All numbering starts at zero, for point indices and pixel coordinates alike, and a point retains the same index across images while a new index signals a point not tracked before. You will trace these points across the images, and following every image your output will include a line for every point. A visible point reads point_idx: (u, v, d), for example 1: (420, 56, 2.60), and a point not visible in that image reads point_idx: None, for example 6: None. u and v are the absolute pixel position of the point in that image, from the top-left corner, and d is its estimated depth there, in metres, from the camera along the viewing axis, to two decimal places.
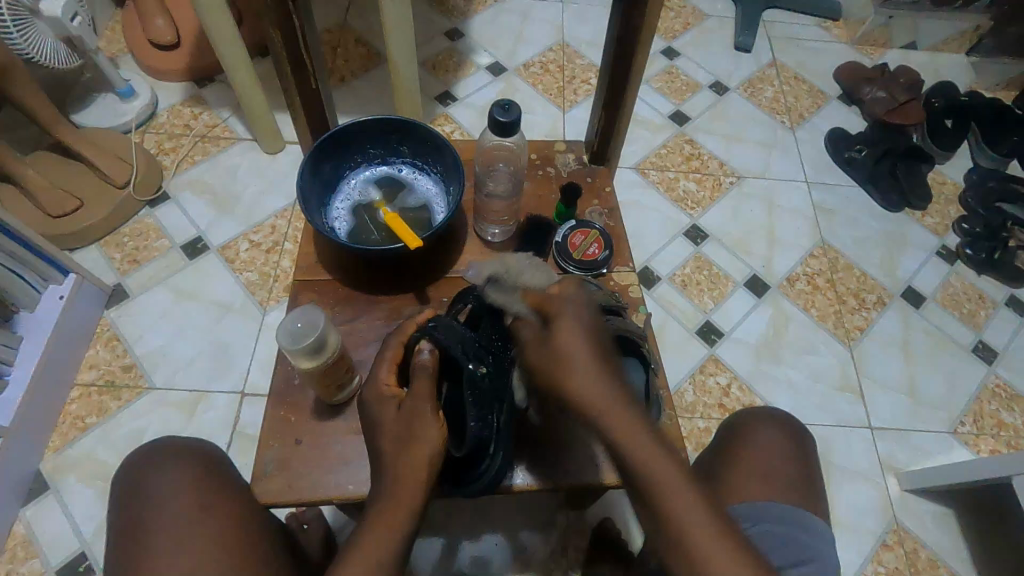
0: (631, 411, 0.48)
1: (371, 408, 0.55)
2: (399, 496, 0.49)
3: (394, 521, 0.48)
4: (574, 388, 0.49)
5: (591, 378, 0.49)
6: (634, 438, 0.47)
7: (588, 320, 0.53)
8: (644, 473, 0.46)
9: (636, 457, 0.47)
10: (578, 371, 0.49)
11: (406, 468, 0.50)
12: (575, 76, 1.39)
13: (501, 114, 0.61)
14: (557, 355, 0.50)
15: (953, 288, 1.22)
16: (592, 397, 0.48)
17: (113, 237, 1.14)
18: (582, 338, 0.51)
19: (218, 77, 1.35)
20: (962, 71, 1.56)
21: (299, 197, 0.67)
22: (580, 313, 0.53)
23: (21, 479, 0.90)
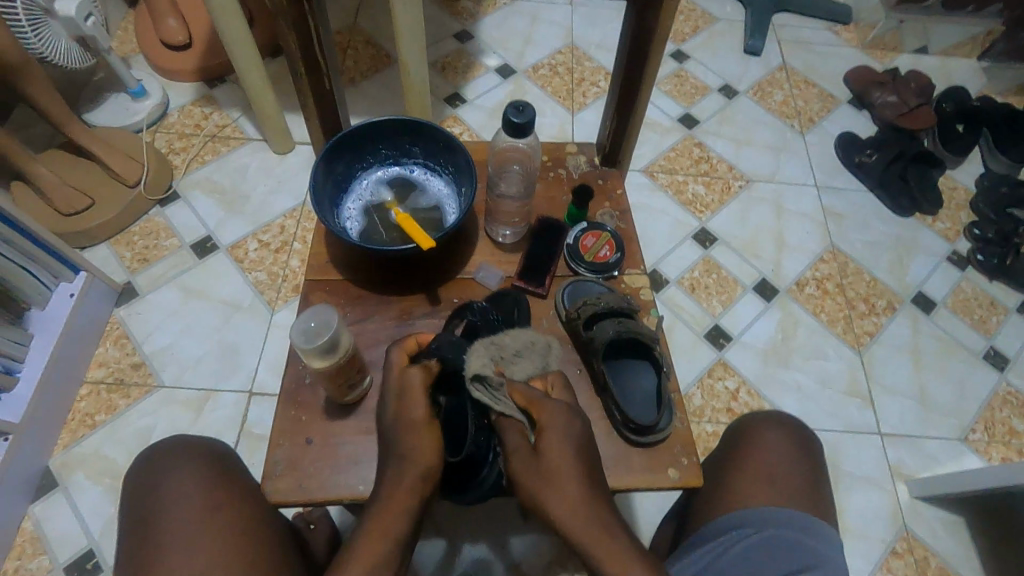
0: (620, 541, 0.48)
1: (380, 406, 0.57)
2: (394, 495, 0.49)
3: (389, 521, 0.48)
4: (557, 513, 0.49)
5: (571, 501, 0.49)
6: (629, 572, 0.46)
7: (578, 434, 0.54)
8: None
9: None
10: (557, 500, 0.49)
11: (402, 475, 0.50)
12: (584, 78, 1.39)
13: (515, 115, 0.61)
14: (544, 476, 0.51)
15: (964, 294, 1.21)
16: (576, 528, 0.48)
17: (124, 235, 1.15)
18: (571, 459, 0.51)
19: (228, 77, 1.35)
20: (974, 76, 1.55)
21: (312, 197, 0.67)
22: (567, 428, 0.53)
23: (30, 476, 0.90)
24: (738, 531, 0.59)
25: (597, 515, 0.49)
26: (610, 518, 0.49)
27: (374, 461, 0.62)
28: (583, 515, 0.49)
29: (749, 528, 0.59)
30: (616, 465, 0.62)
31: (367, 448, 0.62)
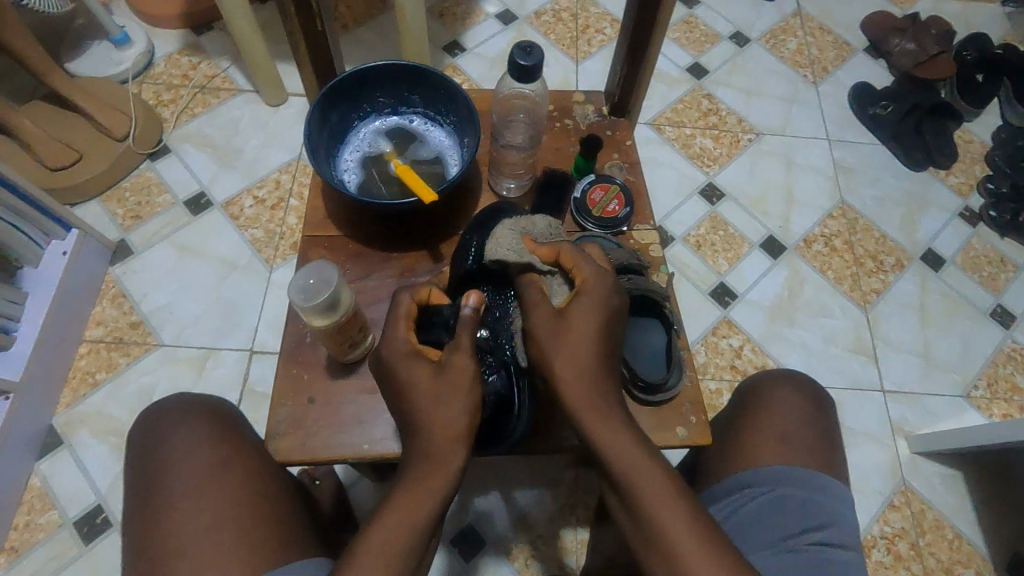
0: (618, 418, 0.48)
1: (398, 365, 0.51)
2: (442, 453, 0.48)
3: (436, 479, 0.47)
4: (564, 357, 0.49)
5: (579, 356, 0.49)
6: (617, 440, 0.47)
7: (613, 309, 0.51)
8: (624, 474, 0.46)
9: (615, 453, 0.47)
10: (563, 351, 0.49)
11: (441, 430, 0.48)
12: (589, 25, 1.33)
13: (522, 57, 0.57)
14: (559, 329, 0.50)
15: (974, 251, 1.19)
16: (575, 389, 0.49)
17: (114, 191, 1.11)
18: (594, 317, 0.50)
19: (216, 24, 1.29)
20: (996, 22, 1.48)
21: (307, 147, 0.64)
22: (605, 287, 0.52)
23: (34, 433, 0.91)
24: (748, 491, 0.60)
25: (602, 385, 0.49)
26: (614, 401, 0.49)
27: (379, 419, 0.61)
28: (590, 376, 0.49)
29: (758, 489, 0.60)
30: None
31: (372, 407, 0.61)
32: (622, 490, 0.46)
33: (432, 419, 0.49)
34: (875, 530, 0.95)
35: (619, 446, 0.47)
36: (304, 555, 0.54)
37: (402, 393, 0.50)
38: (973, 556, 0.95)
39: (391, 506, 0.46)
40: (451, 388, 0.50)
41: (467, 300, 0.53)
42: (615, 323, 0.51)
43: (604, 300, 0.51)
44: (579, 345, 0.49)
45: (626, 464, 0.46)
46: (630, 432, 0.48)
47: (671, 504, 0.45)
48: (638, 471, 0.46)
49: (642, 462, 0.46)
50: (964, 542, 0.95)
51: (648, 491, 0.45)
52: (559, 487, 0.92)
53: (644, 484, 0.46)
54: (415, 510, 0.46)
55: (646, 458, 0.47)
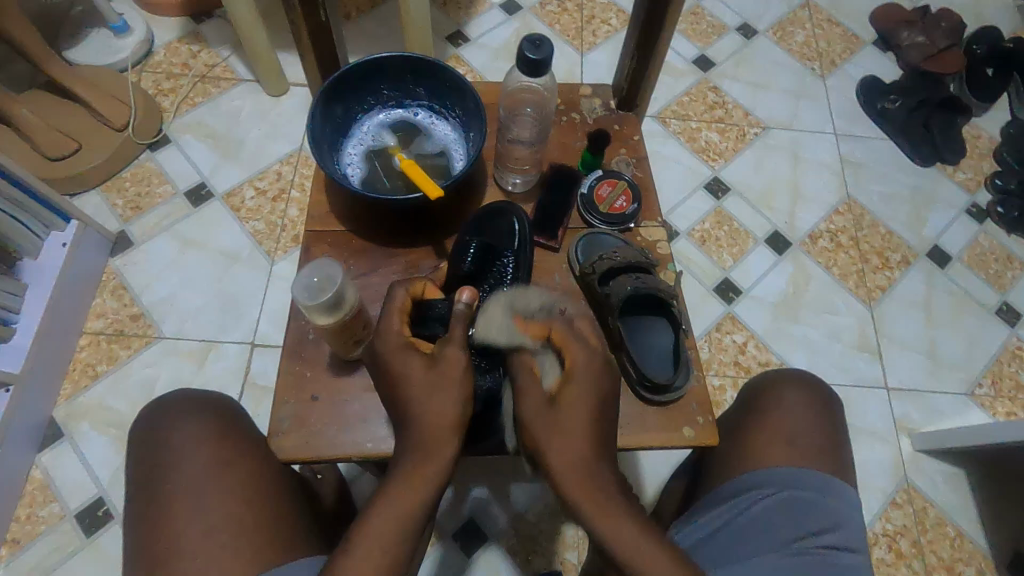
0: (618, 502, 0.46)
1: (392, 356, 0.51)
2: (435, 443, 0.47)
3: (427, 470, 0.46)
4: (561, 448, 0.47)
5: (576, 451, 0.47)
6: (616, 522, 0.45)
7: (602, 392, 0.50)
8: (627, 563, 0.44)
9: (619, 544, 0.45)
10: (559, 442, 0.47)
11: (434, 421, 0.48)
12: (594, 15, 1.31)
13: (531, 51, 0.56)
14: (555, 424, 0.48)
15: (980, 248, 1.18)
16: (571, 479, 0.46)
17: (114, 182, 1.10)
18: (586, 405, 0.49)
19: (216, 12, 1.27)
20: (1008, 15, 1.45)
21: (310, 141, 0.63)
22: (594, 363, 0.51)
23: (35, 425, 0.90)
24: (757, 492, 0.59)
25: (600, 466, 0.47)
26: (608, 477, 0.47)
27: (383, 418, 0.60)
28: (588, 470, 0.46)
29: (764, 490, 0.59)
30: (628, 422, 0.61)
31: (376, 405, 0.61)
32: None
33: (426, 410, 0.48)
34: (877, 527, 0.95)
35: (620, 536, 0.45)
36: (305, 554, 0.54)
37: (396, 384, 0.50)
38: (974, 554, 0.95)
39: (385, 497, 0.46)
40: (445, 379, 0.49)
41: (460, 295, 0.53)
42: (607, 405, 0.50)
43: (594, 382, 0.50)
44: (572, 431, 0.47)
45: (627, 551, 0.44)
46: (629, 512, 0.46)
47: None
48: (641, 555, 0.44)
49: (646, 549, 0.45)
50: (965, 540, 0.95)
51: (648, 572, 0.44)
52: None
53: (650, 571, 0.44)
54: (409, 502, 0.45)
55: (649, 541, 0.45)
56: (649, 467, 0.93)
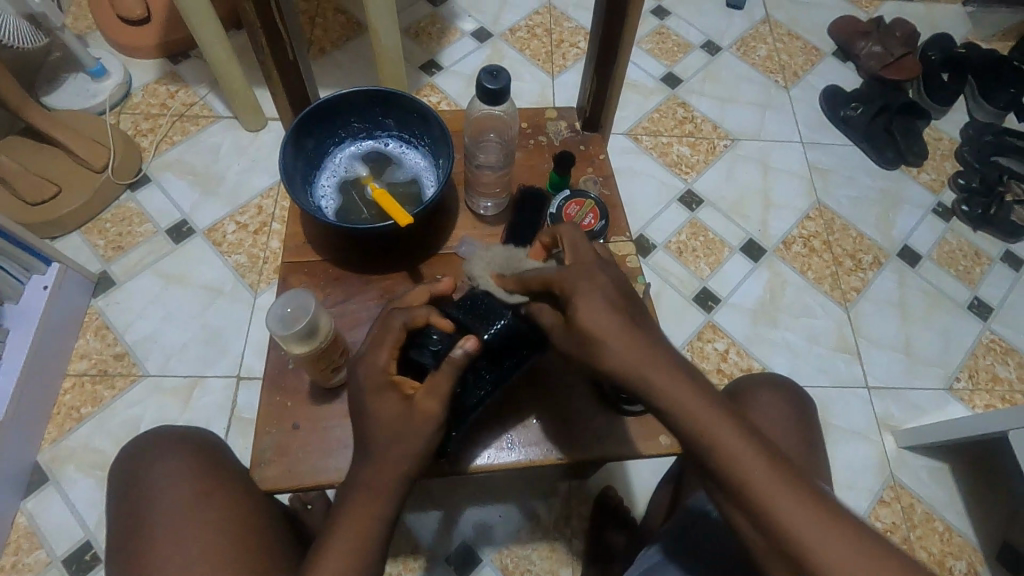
0: (675, 378, 0.45)
1: (366, 397, 0.51)
2: (383, 486, 0.49)
3: (374, 509, 0.49)
4: (622, 366, 0.46)
5: (633, 356, 0.45)
6: (695, 415, 0.44)
7: (605, 283, 0.49)
8: (725, 468, 0.43)
9: (703, 437, 0.44)
10: (625, 350, 0.46)
11: (389, 464, 0.49)
12: (563, 39, 1.35)
13: (490, 81, 0.58)
14: (584, 337, 0.47)
15: (949, 246, 1.21)
16: (636, 378, 0.45)
17: (95, 223, 1.11)
18: (607, 309, 0.47)
19: (193, 52, 1.29)
20: (959, 21, 1.51)
21: (282, 175, 0.64)
22: (596, 282, 0.49)
23: (18, 472, 0.89)
24: None
25: (660, 360, 0.45)
26: (660, 355, 0.46)
27: None
28: (658, 376, 0.45)
29: None
30: (602, 433, 0.63)
31: None
32: (714, 475, 0.44)
33: (385, 455, 0.49)
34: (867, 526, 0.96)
35: (702, 428, 0.44)
36: None
37: (365, 418, 0.51)
38: (963, 547, 0.96)
39: (337, 532, 0.49)
40: (413, 432, 0.49)
41: (463, 343, 0.50)
42: (622, 299, 0.48)
43: (612, 292, 0.49)
44: (607, 331, 0.46)
45: (712, 432, 0.44)
46: (714, 404, 0.44)
47: (771, 486, 0.42)
48: (724, 440, 0.43)
49: (733, 444, 0.43)
50: (954, 534, 0.96)
51: (749, 483, 0.42)
52: (552, 499, 0.92)
53: (743, 467, 0.43)
54: (356, 536, 0.48)
55: (759, 459, 0.43)
56: (640, 480, 0.95)
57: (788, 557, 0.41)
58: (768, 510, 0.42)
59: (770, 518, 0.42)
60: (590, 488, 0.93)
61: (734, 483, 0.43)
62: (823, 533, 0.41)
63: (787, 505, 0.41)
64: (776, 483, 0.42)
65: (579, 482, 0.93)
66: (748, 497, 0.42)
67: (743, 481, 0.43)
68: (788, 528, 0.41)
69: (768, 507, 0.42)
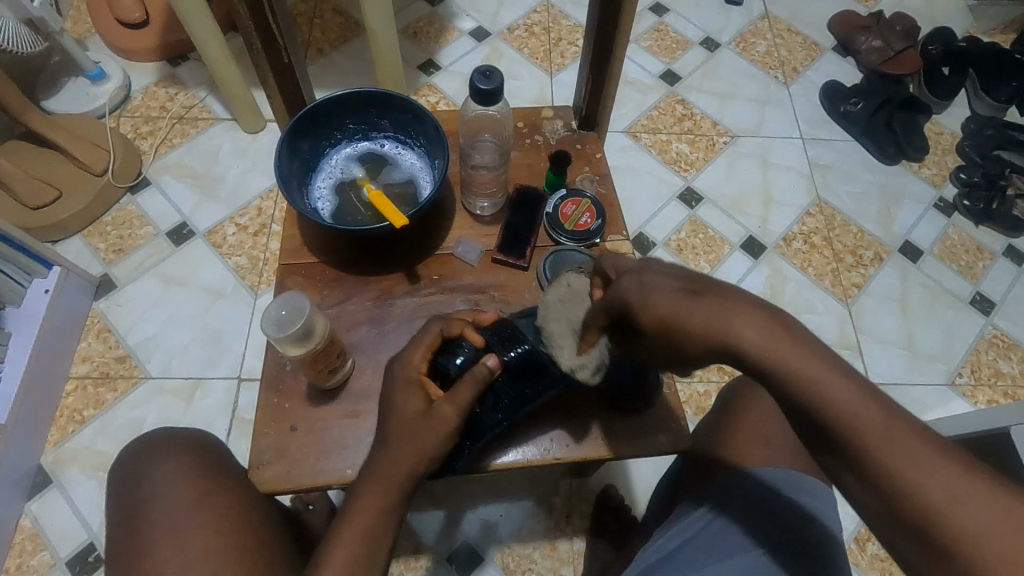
0: (778, 336, 0.40)
1: (396, 392, 0.54)
2: (389, 479, 0.52)
3: (378, 503, 0.51)
4: (710, 335, 0.41)
5: (713, 330, 0.41)
6: (806, 373, 0.39)
7: (663, 270, 0.46)
8: (847, 431, 0.37)
9: (821, 401, 0.38)
10: (711, 317, 0.42)
11: (397, 459, 0.52)
12: (561, 38, 1.35)
13: (482, 82, 0.58)
14: (661, 326, 0.44)
15: (950, 240, 1.21)
16: (733, 349, 0.41)
17: (96, 226, 1.11)
18: (670, 292, 0.44)
19: (192, 54, 1.30)
20: (960, 15, 1.50)
21: (278, 178, 0.64)
22: (654, 275, 0.46)
23: (22, 474, 0.90)
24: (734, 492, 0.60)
25: (752, 321, 0.41)
26: (748, 318, 0.41)
27: (361, 445, 0.60)
28: (754, 340, 0.40)
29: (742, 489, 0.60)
30: (600, 431, 0.62)
31: (355, 433, 0.61)
32: (830, 443, 0.39)
33: (398, 450, 0.52)
34: None
35: (817, 389, 0.38)
36: None
37: (389, 412, 0.54)
38: None
39: (341, 527, 0.50)
40: (425, 431, 0.52)
41: (486, 359, 0.54)
42: (688, 279, 0.45)
43: (678, 272, 0.46)
44: (683, 310, 0.43)
45: (820, 387, 0.38)
46: (820, 359, 0.39)
47: (905, 450, 0.36)
48: (836, 396, 0.38)
49: (847, 399, 0.38)
50: None
51: (879, 444, 0.37)
52: (555, 497, 0.92)
53: (862, 425, 0.37)
54: (358, 533, 0.50)
55: (883, 416, 0.37)
56: (641, 477, 0.95)
57: (923, 528, 0.35)
58: (901, 478, 0.36)
59: (906, 489, 0.36)
60: (592, 486, 0.93)
61: (851, 445, 0.37)
62: (955, 488, 0.35)
63: (923, 469, 0.35)
64: (904, 441, 0.36)
65: (580, 480, 0.93)
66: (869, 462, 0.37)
67: (869, 442, 0.37)
68: (921, 491, 0.35)
69: (894, 467, 0.36)
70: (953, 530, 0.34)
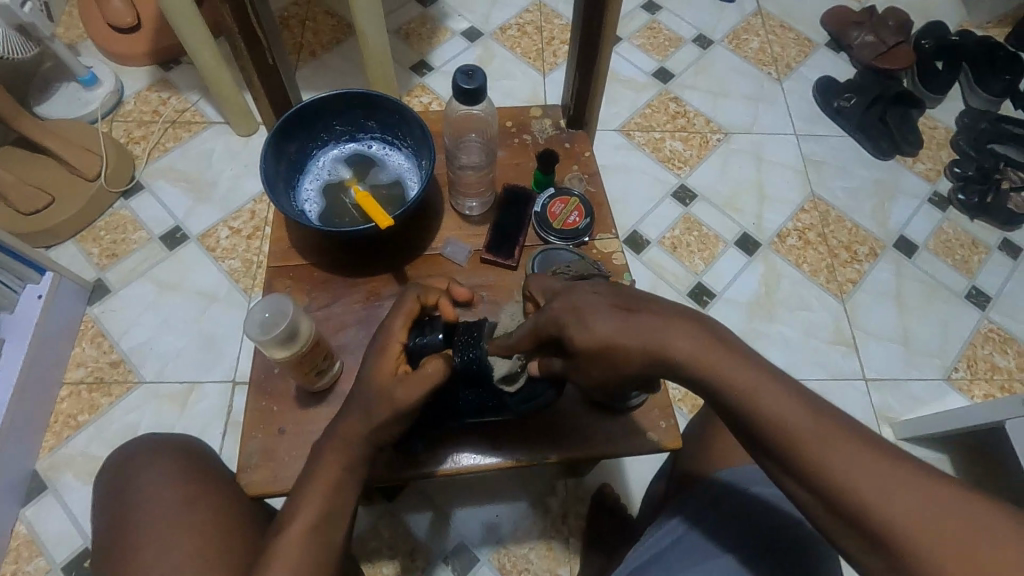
0: (712, 350, 0.43)
1: (371, 360, 0.54)
2: (344, 449, 0.51)
3: (333, 477, 0.50)
4: (645, 349, 0.45)
5: (649, 345, 0.44)
6: (739, 382, 0.42)
7: (597, 291, 0.49)
8: (780, 435, 0.40)
9: (756, 408, 0.41)
10: (645, 334, 0.45)
11: (354, 429, 0.51)
12: (554, 37, 1.34)
13: (465, 81, 0.58)
14: (598, 350, 0.46)
15: (945, 235, 1.20)
16: (672, 362, 0.44)
17: (89, 231, 1.11)
18: (602, 312, 0.46)
19: (184, 59, 1.30)
20: (953, 9, 1.49)
21: (263, 180, 0.64)
22: (586, 297, 0.48)
23: (17, 480, 0.90)
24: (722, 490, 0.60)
25: (686, 335, 0.44)
26: (682, 335, 0.44)
27: None
28: (689, 353, 0.44)
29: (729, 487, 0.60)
30: (574, 433, 0.62)
31: None
32: (768, 448, 0.41)
33: (355, 421, 0.51)
34: None
35: (750, 396, 0.42)
36: None
37: (357, 382, 0.54)
38: None
39: (298, 504, 0.50)
40: (383, 404, 0.51)
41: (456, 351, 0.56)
42: (621, 298, 0.47)
43: (609, 291, 0.48)
44: (618, 327, 0.45)
45: (752, 394, 0.42)
46: (752, 368, 0.42)
47: (835, 451, 0.38)
48: (764, 403, 0.41)
49: (775, 404, 0.41)
50: None
51: (809, 445, 0.39)
52: (551, 497, 0.92)
53: (793, 429, 0.40)
54: (313, 508, 0.49)
55: (812, 419, 0.40)
56: (636, 475, 0.95)
57: (860, 528, 0.37)
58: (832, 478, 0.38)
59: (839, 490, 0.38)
60: (587, 486, 0.93)
61: (786, 448, 0.40)
62: (885, 484, 0.37)
63: (851, 468, 0.38)
64: (835, 441, 0.39)
65: (575, 480, 0.93)
66: (805, 462, 0.39)
67: (801, 444, 0.39)
68: (854, 489, 0.37)
69: (826, 468, 0.38)
70: (885, 527, 0.36)
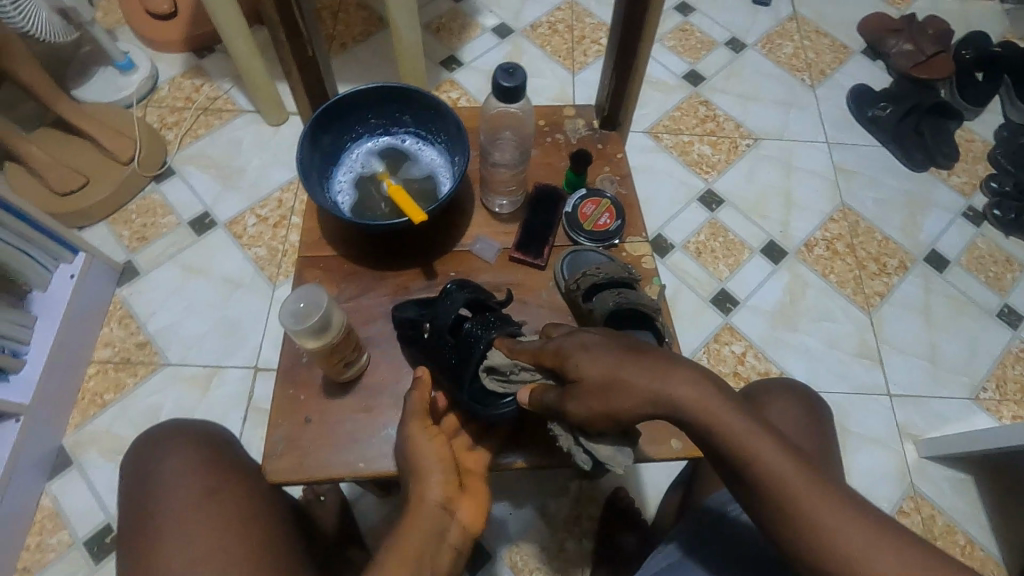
0: (713, 400, 0.44)
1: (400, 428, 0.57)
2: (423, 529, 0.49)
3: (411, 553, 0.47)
4: (646, 396, 0.44)
5: (652, 391, 0.44)
6: (740, 436, 0.43)
7: (601, 335, 0.49)
8: (775, 491, 0.42)
9: (757, 465, 0.42)
10: (652, 378, 0.44)
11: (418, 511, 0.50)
12: (585, 36, 1.34)
13: (505, 79, 0.58)
14: (599, 390, 0.46)
15: (979, 251, 1.18)
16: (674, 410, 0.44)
17: (121, 214, 1.13)
18: (606, 356, 0.47)
19: (217, 47, 1.31)
20: (996, 19, 1.46)
21: (299, 170, 0.65)
22: (591, 340, 0.48)
23: (44, 455, 0.92)
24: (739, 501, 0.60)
25: (691, 383, 0.44)
26: (683, 384, 0.44)
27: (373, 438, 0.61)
28: (691, 404, 0.44)
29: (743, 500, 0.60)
30: None
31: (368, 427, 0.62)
32: (764, 502, 0.43)
33: (419, 499, 0.50)
34: None
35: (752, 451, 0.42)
36: None
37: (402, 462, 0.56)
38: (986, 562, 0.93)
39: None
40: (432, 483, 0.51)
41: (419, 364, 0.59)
42: (624, 342, 0.48)
43: (613, 335, 0.49)
44: (620, 371, 0.45)
45: (750, 448, 0.42)
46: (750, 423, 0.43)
47: (826, 512, 0.40)
48: (761, 459, 0.42)
49: (775, 459, 0.42)
50: (976, 548, 0.94)
51: (805, 503, 0.41)
52: (566, 497, 0.92)
53: (792, 487, 0.41)
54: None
55: (803, 477, 0.42)
56: (652, 480, 0.94)
57: None
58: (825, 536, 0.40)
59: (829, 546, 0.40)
60: (602, 488, 0.93)
61: (779, 504, 0.42)
62: (875, 548, 0.39)
63: (837, 527, 0.40)
64: (822, 500, 0.41)
65: (590, 481, 0.92)
66: (795, 514, 0.41)
67: (797, 502, 0.41)
68: (841, 547, 0.40)
69: (817, 525, 0.40)
70: None
